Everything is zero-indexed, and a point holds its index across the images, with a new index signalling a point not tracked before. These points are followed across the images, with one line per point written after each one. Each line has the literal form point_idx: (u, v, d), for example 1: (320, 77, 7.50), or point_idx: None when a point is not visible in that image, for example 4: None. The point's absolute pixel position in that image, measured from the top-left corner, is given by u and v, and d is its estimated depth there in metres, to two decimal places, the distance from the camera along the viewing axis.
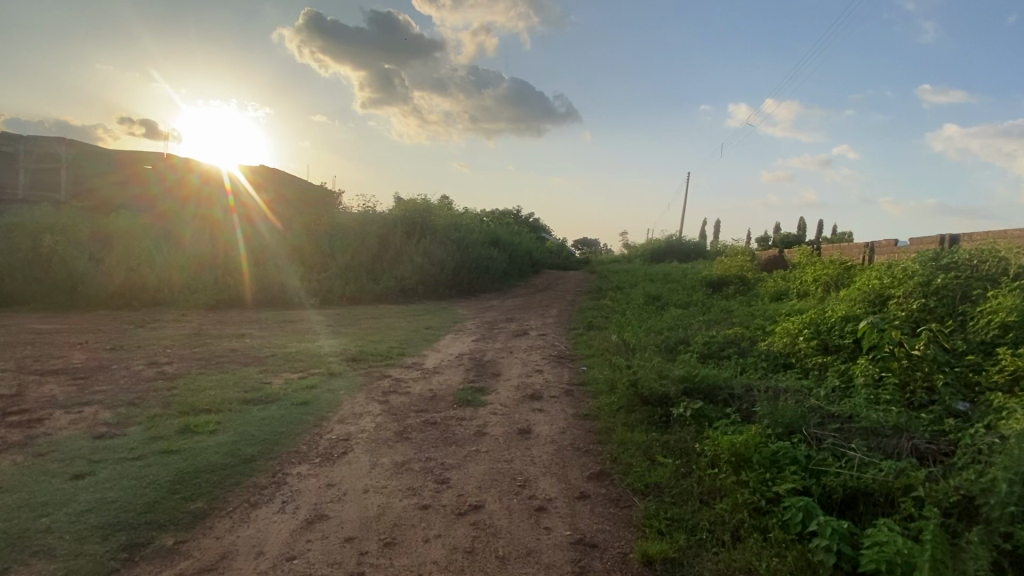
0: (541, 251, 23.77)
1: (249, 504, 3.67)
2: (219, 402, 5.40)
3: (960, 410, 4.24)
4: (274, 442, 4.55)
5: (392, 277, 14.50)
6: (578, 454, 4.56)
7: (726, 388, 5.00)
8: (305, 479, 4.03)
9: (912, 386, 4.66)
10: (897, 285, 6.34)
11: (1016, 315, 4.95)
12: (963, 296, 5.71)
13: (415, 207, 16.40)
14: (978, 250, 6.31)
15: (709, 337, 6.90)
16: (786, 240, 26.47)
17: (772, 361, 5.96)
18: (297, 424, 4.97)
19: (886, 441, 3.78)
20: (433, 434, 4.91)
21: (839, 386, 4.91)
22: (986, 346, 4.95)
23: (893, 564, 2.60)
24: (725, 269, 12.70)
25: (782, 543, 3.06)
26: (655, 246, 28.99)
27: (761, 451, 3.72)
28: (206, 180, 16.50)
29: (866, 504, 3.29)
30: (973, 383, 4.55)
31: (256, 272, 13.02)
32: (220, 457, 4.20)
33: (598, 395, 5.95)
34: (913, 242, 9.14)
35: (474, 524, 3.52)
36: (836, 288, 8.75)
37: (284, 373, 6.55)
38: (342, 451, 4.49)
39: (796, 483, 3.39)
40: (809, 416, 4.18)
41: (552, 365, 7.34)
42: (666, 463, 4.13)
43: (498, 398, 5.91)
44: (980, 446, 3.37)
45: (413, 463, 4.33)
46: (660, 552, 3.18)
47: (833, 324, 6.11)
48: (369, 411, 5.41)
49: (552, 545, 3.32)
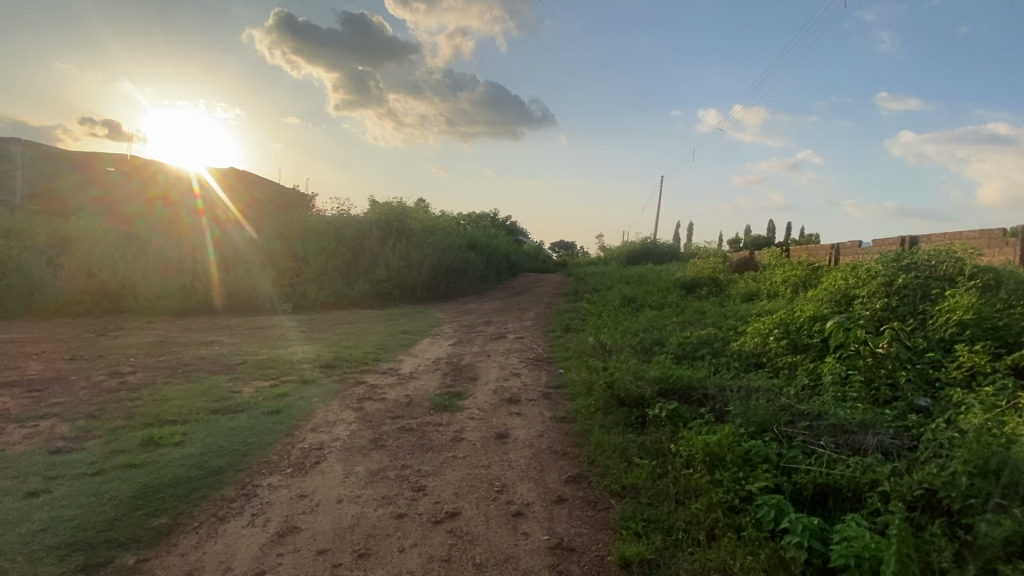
0: (519, 255, 23.82)
1: (217, 518, 3.54)
2: (185, 412, 5.21)
3: (921, 406, 4.38)
4: (243, 453, 4.41)
5: (368, 281, 14.30)
6: (555, 457, 4.57)
7: (699, 388, 5.07)
8: (276, 490, 3.92)
9: (877, 382, 4.80)
10: (862, 285, 6.58)
11: (972, 313, 5.16)
12: (923, 296, 5.96)
13: (391, 209, 16.15)
14: (936, 250, 6.56)
15: (683, 338, 7.03)
16: (754, 242, 27.56)
17: (744, 361, 6.07)
18: (268, 433, 4.83)
19: (853, 437, 3.87)
20: (409, 440, 4.83)
21: (807, 385, 5.04)
22: (945, 343, 5.13)
23: (861, 559, 2.66)
24: (699, 270, 12.97)
25: (754, 541, 3.11)
26: (630, 249, 29.30)
27: (735, 450, 3.76)
28: (173, 182, 15.94)
29: (835, 500, 3.35)
30: (935, 379, 4.72)
31: (227, 277, 12.66)
32: (185, 470, 4.05)
33: (575, 397, 5.97)
34: (876, 243, 9.50)
35: (451, 531, 3.48)
36: (804, 288, 9.03)
37: (254, 381, 6.36)
38: (315, 461, 4.39)
39: (768, 481, 3.44)
40: (779, 414, 4.26)
41: (530, 368, 7.33)
42: (642, 464, 4.17)
43: (476, 403, 5.87)
44: (941, 440, 3.49)
45: (389, 471, 4.26)
46: (636, 553, 3.19)
47: (802, 324, 6.28)
48: (343, 419, 5.29)
49: (530, 551, 3.30)
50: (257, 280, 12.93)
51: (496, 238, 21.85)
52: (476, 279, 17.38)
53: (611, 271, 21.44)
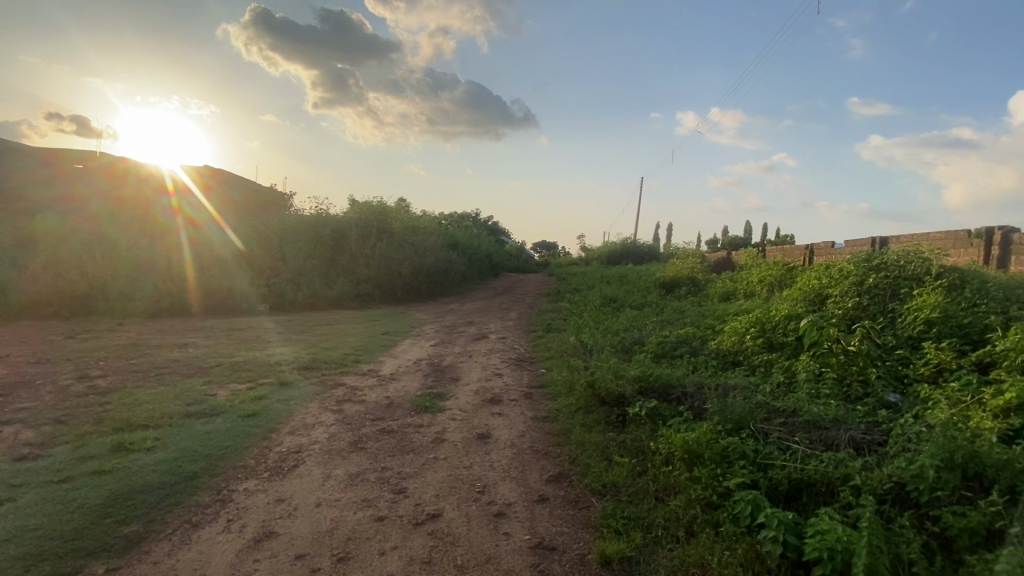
0: (501, 255, 23.83)
1: (191, 524, 3.46)
2: (158, 417, 5.07)
3: (891, 402, 4.52)
4: (218, 457, 4.32)
5: (347, 282, 14.14)
6: (537, 457, 4.58)
7: (678, 386, 5.14)
8: (252, 495, 3.84)
9: (849, 379, 4.93)
10: (835, 285, 6.76)
11: (939, 312, 5.34)
12: (892, 295, 6.15)
13: (372, 208, 15.99)
14: (905, 251, 6.77)
15: (662, 337, 7.11)
16: (731, 242, 28.16)
17: (721, 359, 6.18)
18: (244, 437, 4.73)
19: (826, 433, 3.96)
20: (390, 443, 4.78)
21: (782, 382, 5.15)
22: (913, 340, 5.30)
23: (834, 552, 2.72)
24: (678, 270, 13.15)
25: (731, 536, 3.16)
26: (611, 249, 29.57)
27: (713, 447, 3.82)
28: (145, 180, 15.47)
29: (809, 494, 3.42)
30: (904, 376, 4.86)
31: (201, 277, 12.34)
32: (157, 476, 3.94)
33: (557, 397, 5.99)
34: (848, 243, 9.78)
35: (432, 533, 3.45)
36: (779, 288, 9.24)
37: (230, 384, 6.23)
38: (293, 464, 4.32)
39: (745, 478, 3.50)
40: (756, 411, 4.34)
41: (512, 368, 7.33)
42: (623, 462, 4.21)
43: (457, 403, 5.84)
44: (910, 435, 3.61)
45: (369, 473, 4.21)
46: (617, 551, 3.22)
47: (777, 323, 6.42)
48: (322, 422, 5.22)
49: (511, 551, 3.30)
50: (234, 280, 12.64)
51: (477, 238, 21.81)
52: (458, 279, 17.32)
53: (592, 271, 21.61)
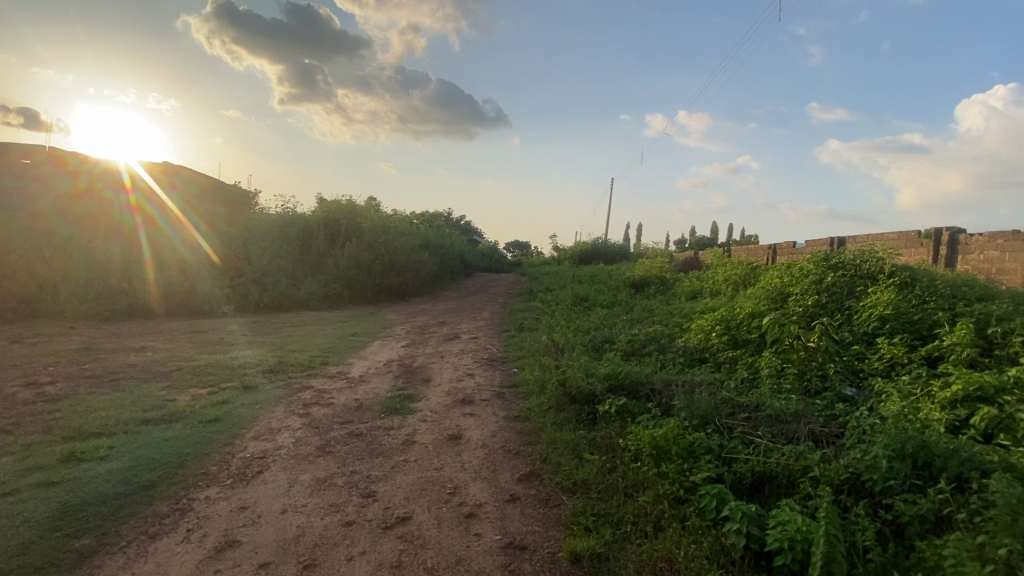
0: (473, 255, 23.75)
1: (147, 536, 3.32)
2: (112, 424, 4.84)
3: (847, 395, 4.70)
4: (177, 465, 4.15)
5: (316, 282, 13.83)
6: (508, 457, 4.57)
7: (647, 383, 5.22)
8: (214, 503, 3.71)
9: (809, 374, 5.11)
10: (795, 284, 7.01)
11: (891, 309, 5.59)
12: (849, 293, 6.41)
13: (340, 207, 15.68)
14: (860, 251, 7.06)
15: (631, 336, 7.23)
16: (698, 242, 28.83)
17: (689, 356, 6.31)
18: (205, 444, 4.57)
19: (787, 426, 4.09)
20: (359, 446, 4.70)
21: (745, 378, 5.31)
22: (868, 336, 5.54)
23: (794, 542, 2.82)
24: (647, 270, 13.38)
25: (697, 530, 3.23)
26: (582, 249, 29.88)
27: (680, 442, 3.90)
28: (99, 174, 14.66)
29: (771, 486, 3.52)
30: (860, 370, 5.06)
31: (162, 278, 11.83)
32: (112, 486, 3.76)
33: (528, 396, 6.02)
34: (809, 243, 10.16)
35: (401, 537, 3.41)
36: (743, 286, 9.52)
37: (191, 389, 6.01)
38: (258, 470, 4.20)
39: (710, 472, 3.58)
40: (721, 406, 4.45)
41: (484, 368, 7.32)
42: (593, 460, 4.25)
43: (428, 404, 5.79)
44: (865, 427, 3.76)
45: (336, 478, 4.13)
46: (587, 548, 3.25)
47: (741, 321, 6.61)
48: (288, 426, 5.09)
49: (482, 552, 3.29)
50: (196, 280, 12.18)
51: (450, 237, 21.69)
52: (430, 278, 17.17)
53: (564, 271, 21.78)
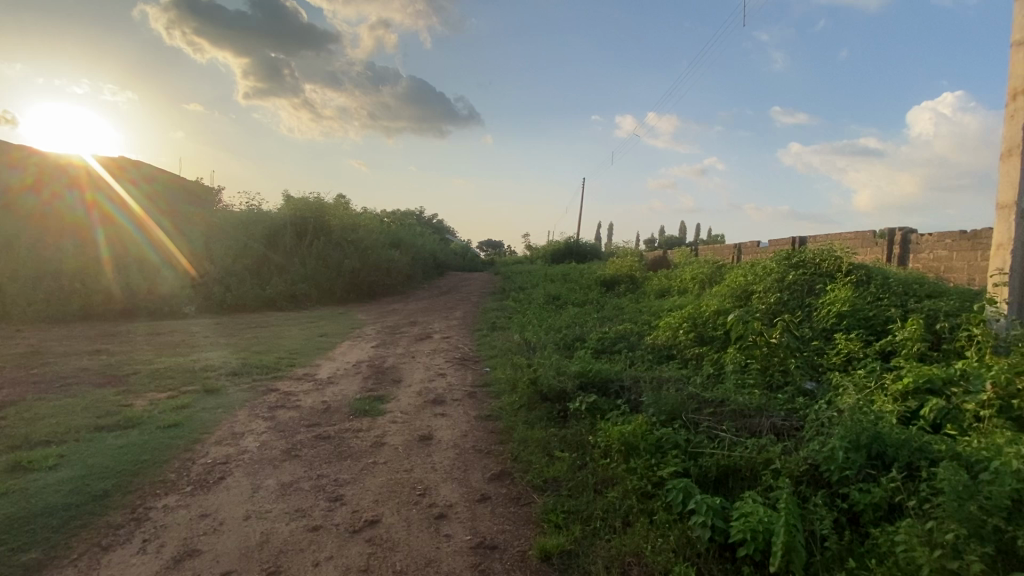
0: (445, 253, 23.58)
1: (100, 548, 3.17)
2: (62, 431, 4.60)
3: (807, 388, 4.87)
4: (132, 473, 3.98)
5: (282, 282, 13.48)
6: (479, 456, 4.56)
7: (617, 380, 5.29)
8: (172, 511, 3.57)
9: (772, 369, 5.28)
10: (758, 282, 7.23)
11: (848, 305, 5.82)
12: (809, 290, 6.65)
13: (308, 205, 15.34)
14: (819, 250, 7.32)
15: (602, 334, 7.31)
16: (668, 242, 29.40)
17: (657, 353, 6.42)
18: (164, 450, 4.39)
19: (750, 420, 4.21)
20: (326, 449, 4.61)
21: (711, 374, 5.45)
22: (827, 331, 5.75)
23: (756, 533, 2.90)
24: (617, 269, 13.55)
25: (665, 524, 3.29)
26: (554, 249, 30.06)
27: (648, 438, 3.97)
28: None
29: (735, 479, 3.61)
30: (819, 365, 5.26)
31: (119, 278, 11.34)
32: (61, 496, 3.58)
33: (500, 395, 6.01)
34: (772, 243, 10.48)
35: (370, 540, 3.35)
36: (710, 284, 9.75)
37: (149, 394, 5.76)
38: (220, 476, 4.06)
39: (677, 466, 3.66)
40: (687, 402, 4.54)
41: (455, 368, 7.27)
42: (563, 457, 4.28)
43: (398, 405, 5.72)
44: (824, 420, 3.90)
45: (303, 482, 4.03)
46: (557, 546, 3.27)
47: (707, 318, 6.77)
48: (253, 430, 4.95)
49: (452, 553, 3.27)
50: (157, 280, 11.75)
51: (421, 236, 21.47)
52: (401, 278, 16.95)
53: (536, 270, 21.80)
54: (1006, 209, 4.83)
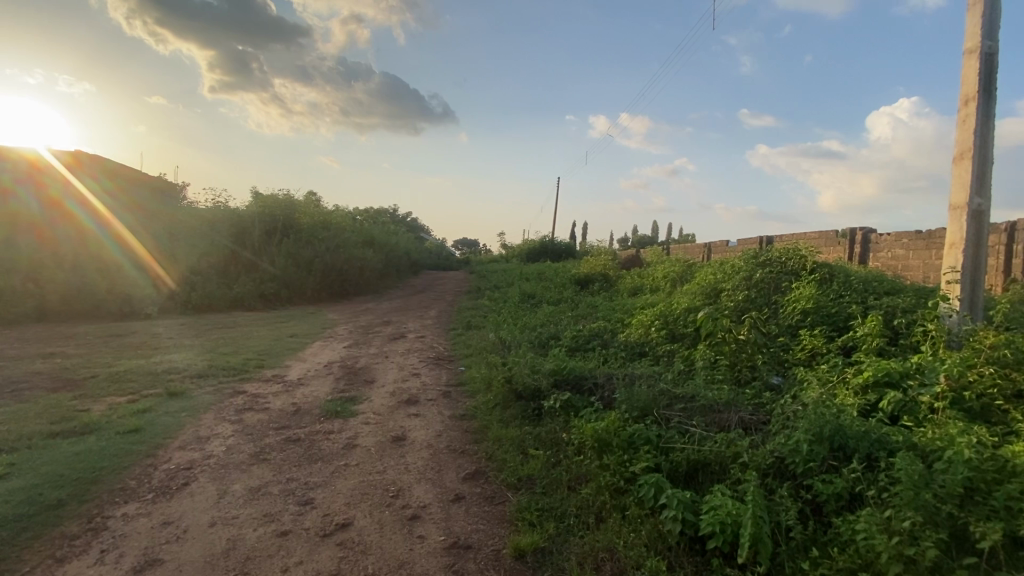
0: (420, 252, 23.39)
1: (54, 560, 3.02)
2: (12, 439, 4.38)
3: (774, 383, 5.01)
4: (89, 481, 3.81)
5: (250, 281, 13.14)
6: (453, 456, 4.53)
7: (590, 377, 5.34)
8: (133, 520, 3.43)
9: (740, 365, 5.40)
10: (727, 280, 7.40)
11: (812, 302, 6.01)
12: (775, 288, 6.84)
13: (277, 202, 14.98)
14: (784, 249, 7.55)
15: (576, 332, 7.36)
16: (642, 242, 29.84)
17: (630, 351, 6.50)
18: (124, 456, 4.22)
19: (719, 415, 4.31)
20: (296, 452, 4.50)
21: (682, 370, 5.56)
22: (792, 328, 5.93)
23: (725, 525, 2.97)
24: (591, 267, 13.68)
25: (636, 519, 3.33)
26: (529, 248, 30.16)
27: (621, 434, 4.01)
28: None
29: (705, 473, 3.68)
30: (785, 361, 5.41)
31: (77, 277, 10.84)
32: (11, 507, 3.40)
33: (474, 394, 5.98)
34: (740, 242, 10.74)
35: (341, 544, 3.30)
36: (681, 282, 9.94)
37: (108, 398, 5.53)
38: (184, 482, 3.93)
39: (649, 462, 3.71)
40: (659, 398, 4.61)
41: (429, 367, 7.21)
42: (537, 455, 4.29)
43: (371, 406, 5.64)
44: (789, 414, 4.01)
45: (271, 486, 3.93)
46: (530, 543, 3.28)
47: (678, 315, 6.90)
48: (219, 433, 4.80)
49: (425, 554, 3.24)
50: (117, 280, 11.27)
51: (395, 235, 21.24)
52: (375, 277, 16.71)
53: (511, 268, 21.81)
54: (958, 210, 5.06)
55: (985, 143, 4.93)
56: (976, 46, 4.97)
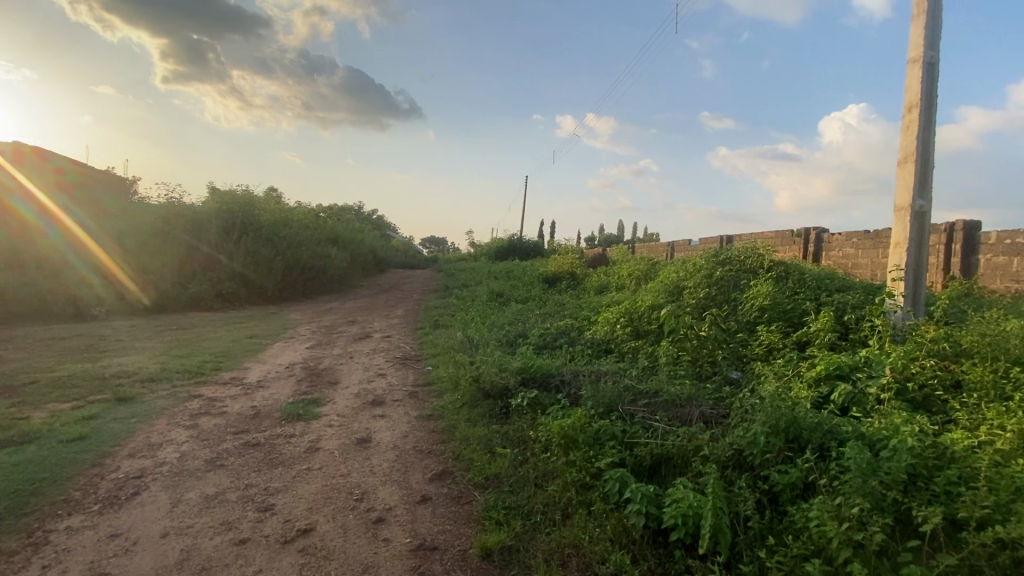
0: (386, 250, 23.02)
1: None
2: None
3: (733, 378, 5.17)
4: (27, 494, 3.57)
5: (207, 281, 12.65)
6: (419, 457, 4.48)
7: (557, 375, 5.38)
8: (78, 533, 3.25)
9: (702, 360, 5.55)
10: (689, 278, 7.59)
11: (769, 299, 6.23)
12: (735, 285, 7.06)
13: (235, 197, 14.43)
14: (743, 248, 7.80)
15: (543, 330, 7.40)
16: (608, 241, 30.27)
17: (596, 347, 6.59)
18: (68, 466, 3.98)
19: (681, 410, 4.41)
20: (255, 457, 4.36)
21: (646, 366, 5.67)
22: (750, 324, 6.14)
23: (687, 517, 3.04)
24: (558, 266, 13.79)
25: (602, 514, 3.38)
26: (496, 246, 30.13)
27: (587, 431, 4.05)
28: None
29: (667, 467, 3.77)
30: (743, 356, 5.59)
31: (18, 276, 10.17)
32: None
33: (441, 394, 5.93)
34: (702, 241, 11.03)
35: (302, 550, 3.21)
36: (645, 280, 10.15)
37: (50, 405, 5.21)
38: (134, 492, 3.74)
39: (614, 457, 3.76)
40: (624, 394, 4.69)
41: (396, 367, 7.11)
42: (505, 453, 4.29)
43: (334, 408, 5.51)
44: (747, 407, 4.15)
45: (229, 493, 3.79)
46: (497, 542, 3.28)
47: (643, 313, 7.03)
48: (172, 439, 4.59)
49: (390, 557, 3.19)
50: (63, 279, 10.65)
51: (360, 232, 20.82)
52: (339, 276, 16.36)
53: (478, 267, 21.74)
54: (903, 211, 5.34)
55: (927, 147, 5.22)
56: (919, 55, 5.26)
